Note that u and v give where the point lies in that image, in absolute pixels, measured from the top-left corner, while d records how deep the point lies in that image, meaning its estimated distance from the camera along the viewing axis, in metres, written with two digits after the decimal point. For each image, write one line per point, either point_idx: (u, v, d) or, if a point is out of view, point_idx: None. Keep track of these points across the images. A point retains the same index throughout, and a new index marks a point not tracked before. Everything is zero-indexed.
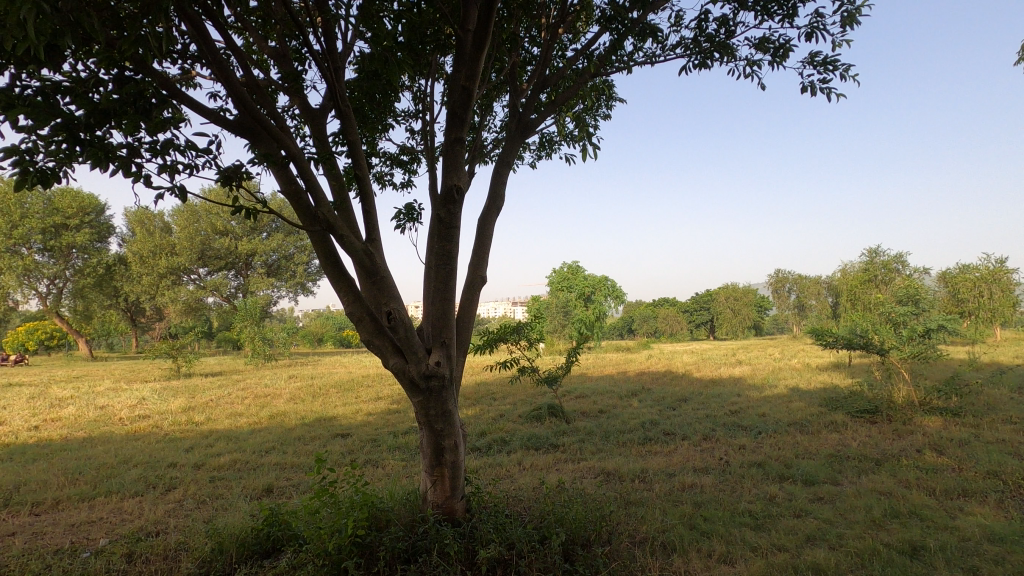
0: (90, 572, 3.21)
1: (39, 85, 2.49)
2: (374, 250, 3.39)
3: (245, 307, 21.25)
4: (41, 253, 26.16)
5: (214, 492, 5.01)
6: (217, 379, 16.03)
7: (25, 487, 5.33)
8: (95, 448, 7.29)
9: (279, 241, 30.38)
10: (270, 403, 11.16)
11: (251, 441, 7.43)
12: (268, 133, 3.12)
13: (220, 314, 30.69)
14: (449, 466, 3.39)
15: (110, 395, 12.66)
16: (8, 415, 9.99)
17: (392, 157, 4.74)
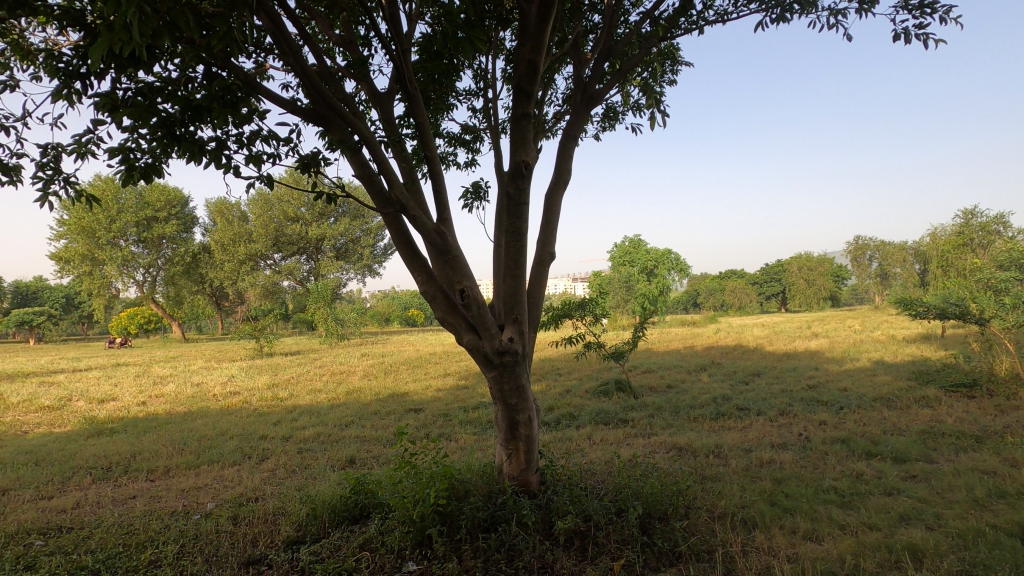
0: (202, 532, 3.53)
1: (137, 86, 2.69)
2: (446, 229, 3.45)
3: (317, 290, 22.29)
4: (136, 245, 28.48)
5: (303, 463, 5.36)
6: (296, 358, 17.03)
7: (140, 456, 5.90)
8: (195, 421, 7.96)
9: (346, 225, 31.45)
10: (345, 380, 11.73)
11: (331, 415, 7.86)
12: (340, 119, 3.21)
13: (296, 297, 32.39)
14: (523, 440, 3.46)
15: (204, 373, 13.76)
16: (120, 392, 11.06)
17: (456, 137, 4.77)
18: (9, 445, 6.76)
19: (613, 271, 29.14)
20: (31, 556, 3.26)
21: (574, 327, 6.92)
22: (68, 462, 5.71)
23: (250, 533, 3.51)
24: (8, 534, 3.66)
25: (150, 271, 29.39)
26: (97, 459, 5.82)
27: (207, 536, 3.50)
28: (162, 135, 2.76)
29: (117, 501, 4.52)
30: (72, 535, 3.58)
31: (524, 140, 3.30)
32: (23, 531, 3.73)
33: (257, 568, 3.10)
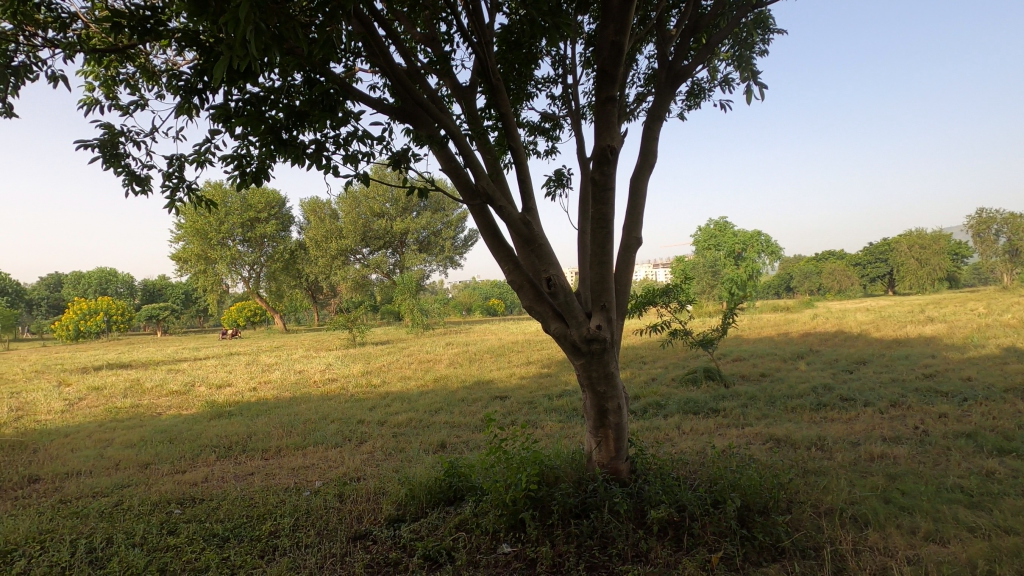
0: (313, 508, 3.82)
1: (247, 96, 2.91)
2: (531, 218, 3.47)
3: (403, 282, 23.24)
4: (242, 244, 31.05)
5: (398, 446, 5.65)
6: (385, 346, 17.89)
7: (255, 436, 6.48)
8: (299, 406, 8.60)
9: (428, 218, 32.39)
10: (433, 368, 12.19)
11: (422, 402, 8.20)
12: (427, 115, 3.30)
13: (383, 289, 33.96)
14: (613, 428, 3.43)
15: (304, 362, 14.81)
16: (235, 378, 12.17)
17: (536, 126, 4.77)
18: (148, 425, 7.66)
19: (697, 256, 27.98)
20: (172, 523, 3.69)
21: (660, 315, 6.73)
22: (196, 441, 6.37)
23: (355, 510, 3.75)
24: (154, 502, 4.16)
25: (255, 268, 31.97)
26: (219, 438, 6.45)
27: (317, 511, 3.79)
28: (270, 141, 2.98)
29: (239, 476, 5.00)
30: (204, 506, 4.00)
31: (610, 124, 3.24)
32: (166, 500, 4.22)
33: (363, 543, 3.30)
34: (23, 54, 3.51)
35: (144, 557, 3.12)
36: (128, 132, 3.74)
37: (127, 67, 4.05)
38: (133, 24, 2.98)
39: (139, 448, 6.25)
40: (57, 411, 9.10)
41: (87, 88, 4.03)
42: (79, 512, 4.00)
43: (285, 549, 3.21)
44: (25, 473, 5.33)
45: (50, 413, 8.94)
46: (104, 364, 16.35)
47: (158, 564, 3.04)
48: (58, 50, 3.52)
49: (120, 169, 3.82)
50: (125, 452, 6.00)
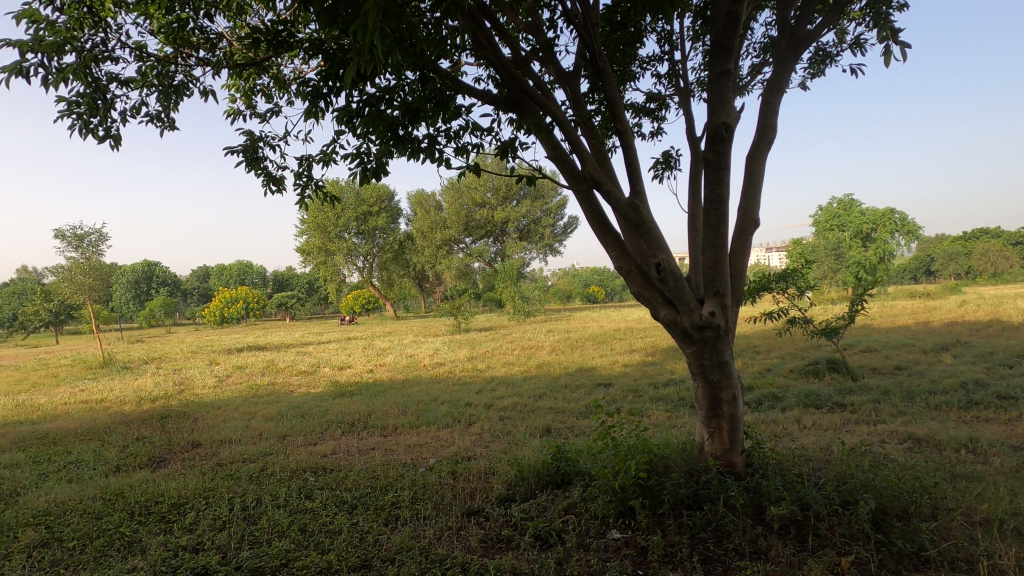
0: (430, 483, 4.07)
1: (367, 97, 3.13)
2: (639, 202, 3.39)
3: (504, 270, 23.68)
4: (357, 237, 33.35)
5: (505, 429, 5.83)
6: (489, 333, 18.46)
7: (374, 415, 6.99)
8: (412, 388, 9.15)
9: (528, 207, 32.58)
10: (535, 354, 12.36)
11: (526, 387, 8.35)
12: (533, 103, 3.34)
13: (485, 277, 34.86)
14: (727, 418, 3.30)
15: (415, 346, 15.68)
16: (354, 361, 13.18)
17: (640, 107, 4.63)
18: (283, 400, 8.54)
19: (818, 238, 25.66)
20: (309, 488, 4.10)
21: (777, 302, 6.28)
22: (324, 416, 7.01)
23: (468, 487, 3.93)
24: (292, 470, 4.64)
25: (368, 259, 34.23)
26: (343, 415, 7.04)
27: (433, 486, 4.03)
28: (389, 138, 3.18)
29: (362, 450, 5.44)
30: (334, 475, 4.39)
31: (724, 99, 3.07)
32: (302, 468, 4.69)
33: (477, 519, 3.46)
34: (180, 74, 4.00)
35: (287, 517, 3.51)
36: (266, 137, 4.16)
37: (263, 78, 4.49)
38: (268, 38, 3.29)
39: (277, 421, 7.00)
40: (211, 386, 10.45)
41: (231, 100, 4.52)
42: (233, 475, 4.57)
43: (406, 520, 3.45)
44: (190, 438, 6.17)
45: (205, 387, 10.26)
46: (246, 346, 18.43)
47: (300, 524, 3.40)
48: (208, 67, 3.98)
49: (259, 171, 4.26)
50: (266, 424, 6.75)
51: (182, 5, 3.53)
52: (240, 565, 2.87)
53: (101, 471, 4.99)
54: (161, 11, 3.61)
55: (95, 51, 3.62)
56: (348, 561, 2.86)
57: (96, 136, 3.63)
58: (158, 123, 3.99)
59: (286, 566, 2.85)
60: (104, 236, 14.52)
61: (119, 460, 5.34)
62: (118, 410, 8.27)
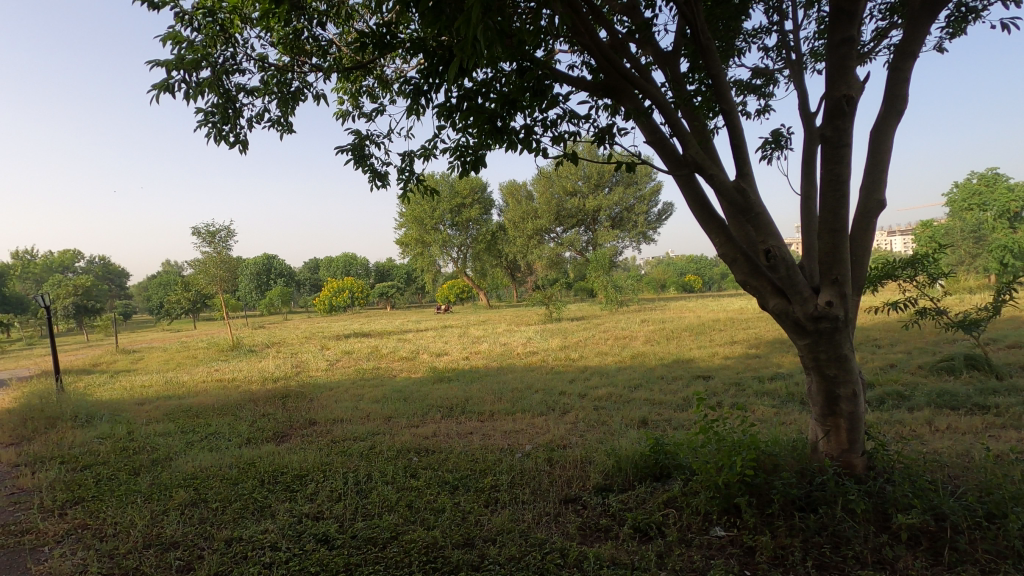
0: (527, 469, 4.15)
1: (466, 91, 3.22)
2: (746, 185, 3.20)
3: (596, 259, 23.25)
4: (452, 228, 34.45)
5: (600, 418, 5.79)
6: (582, 322, 18.36)
7: (471, 400, 7.22)
8: (506, 375, 9.35)
9: (621, 194, 31.75)
10: (629, 345, 12.11)
11: (621, 377, 8.22)
12: (631, 87, 3.25)
13: (576, 266, 34.61)
14: (846, 417, 3.06)
15: (508, 335, 15.97)
16: (451, 348, 13.67)
17: (745, 85, 4.36)
18: (387, 384, 9.08)
19: (954, 220, 22.72)
20: (414, 467, 4.34)
21: (904, 292, 5.67)
22: (425, 400, 7.36)
23: (564, 475, 3.96)
24: (398, 449, 4.92)
25: (463, 249, 35.27)
26: (442, 400, 7.35)
27: (531, 471, 4.10)
28: (488, 130, 3.25)
29: (461, 434, 5.66)
30: (436, 457, 4.61)
31: (844, 70, 2.81)
32: (406, 448, 4.97)
33: (574, 506, 3.48)
34: (297, 80, 4.33)
35: (395, 494, 3.73)
36: (371, 135, 4.41)
37: (368, 80, 4.74)
38: (375, 40, 3.47)
39: (383, 403, 7.46)
40: (323, 369, 11.34)
41: (340, 102, 4.84)
42: (346, 451, 4.93)
43: (505, 503, 3.55)
44: (308, 416, 6.75)
45: (319, 370, 11.16)
46: (352, 332, 19.72)
47: (407, 500, 3.60)
48: (321, 73, 4.27)
49: (366, 168, 4.52)
50: (373, 406, 7.21)
51: (299, 16, 3.81)
52: (355, 535, 3.10)
53: (235, 442, 5.59)
54: (281, 24, 3.92)
55: (227, 64, 4.01)
56: (452, 537, 3.00)
57: (228, 142, 4.05)
58: (278, 127, 4.37)
59: (396, 539, 3.04)
60: (232, 232, 16.14)
61: (249, 433, 5.96)
62: (247, 389, 9.19)
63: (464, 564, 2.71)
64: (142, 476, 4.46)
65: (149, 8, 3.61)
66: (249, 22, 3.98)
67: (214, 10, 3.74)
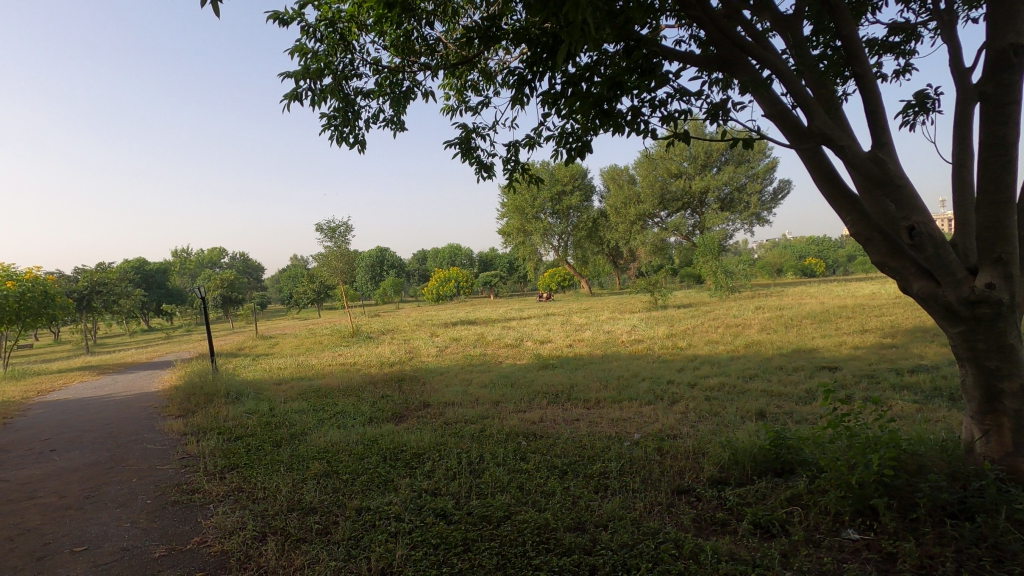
0: (637, 457, 4.09)
1: (572, 75, 3.21)
2: (885, 155, 2.89)
3: (704, 243, 22.00)
4: (552, 216, 34.54)
5: (712, 409, 5.55)
6: (689, 309, 17.64)
7: (577, 387, 7.23)
8: (612, 363, 9.25)
9: (731, 173, 29.66)
10: (742, 333, 11.43)
11: (734, 367, 7.81)
12: (747, 57, 3.06)
13: (682, 251, 33.17)
14: (1011, 416, 2.68)
15: (612, 323, 15.76)
16: (554, 336, 13.76)
17: (881, 43, 3.90)
18: (494, 370, 9.37)
19: None
20: (523, 451, 4.44)
21: None
22: (531, 386, 7.50)
23: (676, 465, 3.86)
24: (507, 433, 5.07)
25: (564, 237, 35.20)
26: (548, 386, 7.44)
27: (640, 460, 4.05)
28: (595, 114, 3.23)
29: (567, 420, 5.70)
30: (544, 442, 4.68)
31: (1009, 15, 2.44)
32: (515, 432, 5.10)
33: (688, 498, 3.38)
34: (407, 80, 4.55)
35: (506, 475, 3.85)
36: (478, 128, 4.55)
37: (472, 74, 4.87)
38: (480, 34, 3.56)
39: (491, 388, 7.72)
40: (434, 354, 11.94)
41: (447, 97, 5.03)
42: (459, 433, 5.17)
43: (615, 490, 3.53)
44: (422, 399, 7.15)
45: (430, 356, 11.76)
46: (459, 320, 20.49)
47: (517, 483, 3.71)
48: (429, 70, 4.46)
49: (473, 161, 4.70)
50: (481, 390, 7.48)
51: (409, 18, 3.99)
52: (471, 512, 3.26)
53: (360, 420, 6.08)
54: (394, 27, 4.14)
55: (346, 70, 4.32)
56: (563, 521, 3.04)
57: (348, 144, 4.39)
58: (392, 126, 4.65)
59: (509, 518, 3.15)
60: (350, 227, 17.42)
61: (371, 413, 6.44)
62: (367, 372, 9.93)
63: (577, 547, 2.74)
64: (283, 448, 4.99)
65: (279, 24, 3.98)
66: (364, 28, 4.24)
67: (335, 21, 4.04)
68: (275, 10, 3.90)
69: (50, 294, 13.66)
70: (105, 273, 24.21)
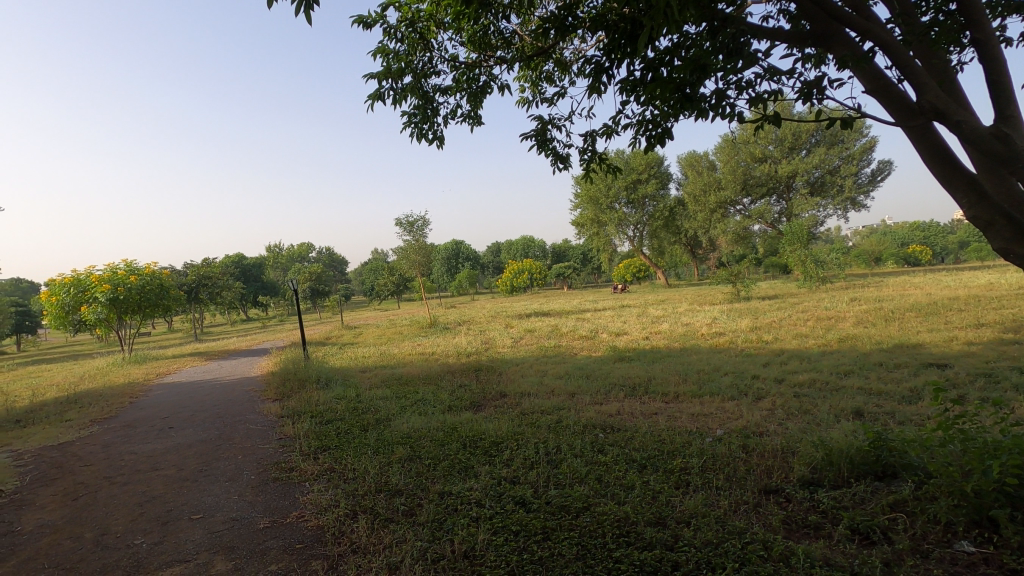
0: (720, 454, 3.95)
1: (653, 60, 3.13)
2: (1010, 128, 2.60)
3: (791, 231, 20.66)
4: (627, 206, 33.84)
5: (803, 406, 5.25)
6: (775, 301, 16.72)
7: (655, 381, 7.09)
8: (691, 356, 8.96)
9: (822, 155, 27.49)
10: (835, 327, 10.68)
11: (827, 362, 7.33)
12: (845, 30, 2.84)
13: (767, 240, 31.44)
14: None
15: (691, 315, 15.26)
16: (630, 328, 13.53)
17: (1006, 4, 3.49)
18: (569, 362, 9.37)
19: None
20: (601, 443, 4.42)
21: None
22: (607, 379, 7.44)
23: (763, 464, 3.69)
24: (584, 425, 5.06)
25: (639, 227, 34.38)
26: (625, 379, 7.33)
27: (724, 457, 3.91)
28: (678, 100, 3.14)
29: (645, 414, 5.60)
30: (622, 435, 4.63)
31: None
32: (592, 424, 5.08)
33: (776, 498, 3.23)
34: (484, 75, 4.62)
35: (584, 467, 3.85)
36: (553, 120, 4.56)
37: (547, 65, 4.86)
38: (557, 25, 3.55)
39: (567, 379, 7.73)
40: (509, 345, 12.10)
41: (522, 90, 5.05)
42: (536, 423, 5.22)
43: (698, 487, 3.43)
44: (499, 389, 7.28)
45: (505, 347, 11.94)
46: (533, 312, 20.62)
47: (596, 474, 3.70)
48: (505, 64, 4.50)
49: (548, 152, 4.71)
50: (557, 381, 7.51)
51: (485, 13, 4.04)
52: (549, 501, 3.29)
53: (440, 408, 6.29)
54: (471, 22, 4.20)
55: (425, 69, 4.46)
56: (643, 515, 3.01)
57: (428, 141, 4.54)
58: (468, 121, 4.75)
59: (588, 509, 3.15)
60: (428, 221, 17.95)
61: (450, 401, 6.65)
62: (446, 362, 10.24)
63: (658, 542, 2.70)
64: (370, 432, 5.27)
65: (364, 28, 4.16)
66: (442, 26, 4.34)
67: (414, 21, 4.17)
68: (360, 14, 4.08)
69: (165, 286, 15.10)
70: (210, 266, 26.46)
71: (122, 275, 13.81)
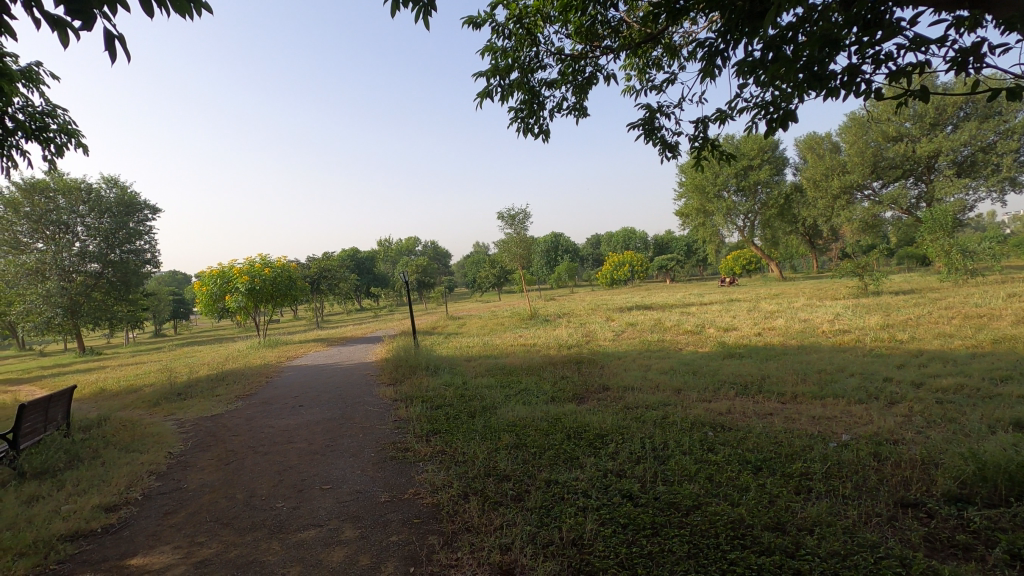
0: (847, 460, 3.65)
1: (775, 38, 2.95)
2: None
3: (932, 217, 18.31)
4: (737, 195, 31.87)
5: (946, 414, 4.69)
6: (910, 296, 14.97)
7: (769, 379, 6.67)
8: (810, 355, 8.31)
9: (972, 130, 23.74)
10: (988, 326, 9.37)
11: (977, 366, 6.46)
12: None
13: (901, 227, 28.23)
14: None
15: (809, 310, 14.13)
16: (740, 323, 12.80)
17: None
18: (673, 357, 9.07)
19: None
20: (711, 442, 4.26)
21: None
22: (716, 376, 7.12)
23: (901, 474, 3.36)
24: (693, 422, 4.90)
25: (750, 216, 32.26)
26: (735, 377, 6.98)
27: (852, 464, 3.61)
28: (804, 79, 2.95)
29: (759, 414, 5.30)
30: (734, 434, 4.43)
31: None
32: (701, 422, 4.91)
33: (916, 513, 2.94)
34: (590, 66, 4.59)
35: (693, 465, 3.74)
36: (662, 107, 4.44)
37: (655, 50, 4.72)
38: (668, 9, 3.45)
39: (671, 375, 7.49)
40: (610, 338, 11.95)
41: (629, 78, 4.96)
42: (641, 418, 5.13)
43: (822, 494, 3.21)
44: (601, 382, 7.24)
45: (606, 340, 11.81)
46: (634, 305, 20.13)
47: (706, 473, 3.58)
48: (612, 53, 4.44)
49: (656, 142, 4.59)
50: (662, 377, 7.31)
51: (592, 3, 4.01)
52: (658, 497, 3.25)
53: (543, 399, 6.39)
54: (578, 14, 4.20)
55: (532, 63, 4.52)
56: (759, 518, 2.87)
57: (534, 134, 4.62)
58: (574, 113, 4.76)
59: (699, 508, 3.07)
60: (529, 214, 18.14)
61: (553, 392, 6.73)
62: (547, 353, 10.35)
63: (777, 547, 2.57)
64: (477, 419, 5.48)
65: (473, 28, 4.30)
66: (549, 20, 4.37)
67: (522, 16, 4.23)
68: (470, 15, 4.23)
69: (293, 278, 16.62)
70: (329, 260, 28.66)
71: (258, 267, 15.40)
